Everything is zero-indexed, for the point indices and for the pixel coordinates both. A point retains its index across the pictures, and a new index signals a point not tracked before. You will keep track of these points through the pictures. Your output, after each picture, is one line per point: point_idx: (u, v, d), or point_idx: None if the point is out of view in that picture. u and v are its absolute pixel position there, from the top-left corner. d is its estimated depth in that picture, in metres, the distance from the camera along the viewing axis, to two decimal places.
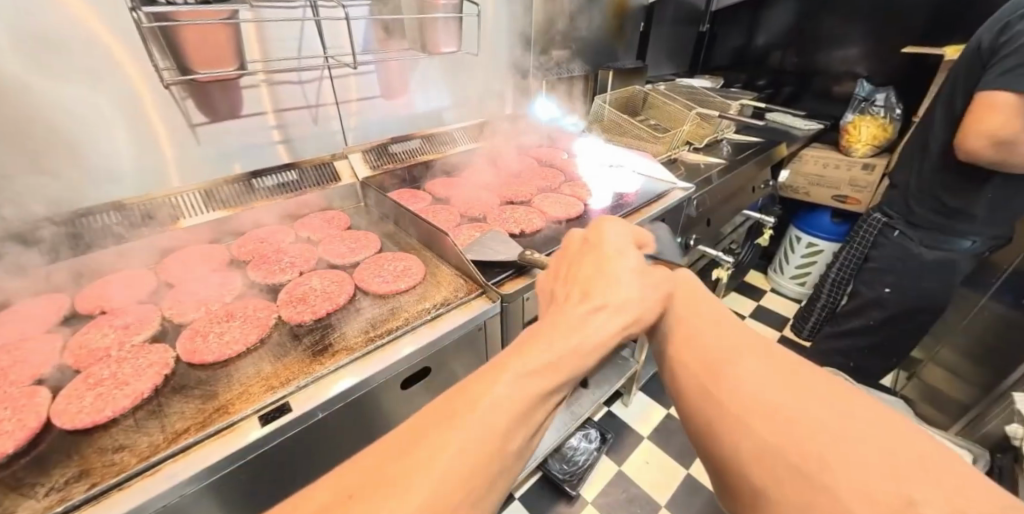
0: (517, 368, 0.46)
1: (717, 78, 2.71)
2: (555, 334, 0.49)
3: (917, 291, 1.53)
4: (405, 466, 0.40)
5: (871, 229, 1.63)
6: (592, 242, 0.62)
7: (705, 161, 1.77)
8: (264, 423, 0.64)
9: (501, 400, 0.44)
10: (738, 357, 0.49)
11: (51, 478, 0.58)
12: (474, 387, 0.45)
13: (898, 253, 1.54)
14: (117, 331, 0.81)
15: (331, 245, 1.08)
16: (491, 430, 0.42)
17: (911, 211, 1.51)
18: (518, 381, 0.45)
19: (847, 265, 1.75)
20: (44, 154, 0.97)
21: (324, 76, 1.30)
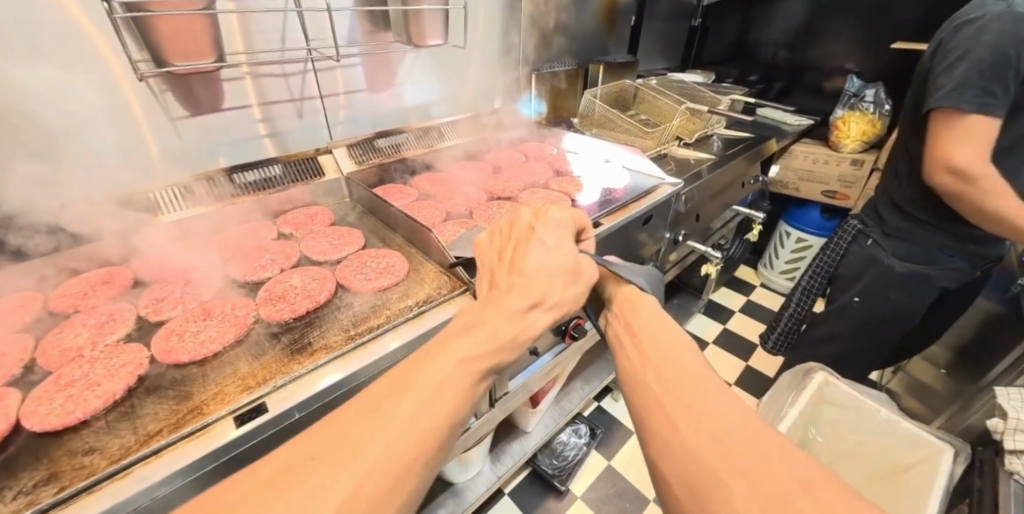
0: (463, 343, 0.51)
1: (709, 73, 2.70)
2: (499, 319, 0.54)
3: (881, 300, 1.50)
4: (362, 434, 0.45)
5: (847, 235, 1.59)
6: (538, 228, 0.64)
7: (695, 156, 1.76)
8: (240, 424, 0.63)
9: (447, 375, 0.48)
10: (733, 453, 0.44)
11: (19, 482, 0.57)
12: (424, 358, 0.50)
13: (866, 260, 1.51)
14: (90, 331, 0.80)
15: (313, 242, 1.07)
16: (437, 394, 0.47)
17: (884, 220, 1.48)
18: (464, 352, 0.50)
19: (819, 274, 1.68)
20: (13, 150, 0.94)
21: (307, 69, 1.27)
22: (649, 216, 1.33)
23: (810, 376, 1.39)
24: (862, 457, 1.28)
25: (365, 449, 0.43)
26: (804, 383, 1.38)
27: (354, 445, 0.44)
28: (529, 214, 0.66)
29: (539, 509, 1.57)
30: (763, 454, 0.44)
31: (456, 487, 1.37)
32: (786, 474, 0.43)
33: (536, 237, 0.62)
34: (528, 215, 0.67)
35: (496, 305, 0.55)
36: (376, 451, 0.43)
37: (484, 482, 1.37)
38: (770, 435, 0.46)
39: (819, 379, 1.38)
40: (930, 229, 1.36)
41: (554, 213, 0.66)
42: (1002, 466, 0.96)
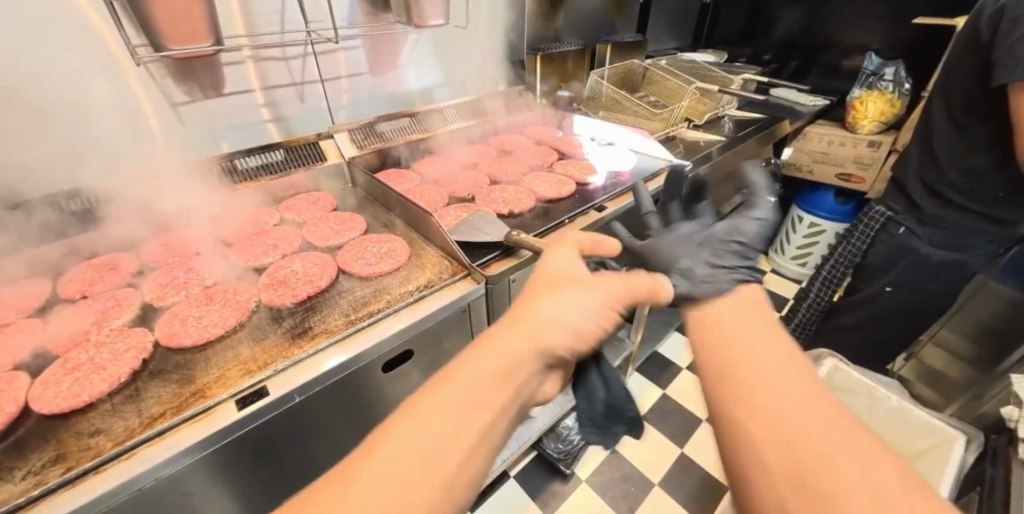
0: (452, 386, 0.48)
1: (721, 52, 2.62)
2: (486, 355, 0.51)
3: (917, 290, 1.47)
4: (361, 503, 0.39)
5: (874, 223, 1.53)
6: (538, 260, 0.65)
7: (705, 138, 1.72)
8: (241, 407, 0.63)
9: (439, 417, 0.46)
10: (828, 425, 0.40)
11: (28, 462, 0.58)
12: (413, 403, 0.48)
13: (897, 249, 1.47)
14: (97, 315, 0.81)
15: (315, 227, 1.06)
16: (425, 443, 0.44)
17: (917, 206, 1.42)
18: (451, 397, 0.47)
19: (842, 263, 1.64)
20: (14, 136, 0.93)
21: (307, 53, 1.25)
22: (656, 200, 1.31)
23: (819, 362, 1.38)
24: None
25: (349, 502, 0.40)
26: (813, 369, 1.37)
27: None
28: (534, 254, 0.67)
29: (544, 492, 1.59)
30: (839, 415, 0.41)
31: None
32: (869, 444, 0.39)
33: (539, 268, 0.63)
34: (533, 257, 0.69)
35: (487, 342, 0.53)
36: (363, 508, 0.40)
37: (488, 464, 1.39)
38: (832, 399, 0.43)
39: (828, 365, 1.37)
40: (970, 214, 1.31)
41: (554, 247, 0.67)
42: (1015, 455, 0.94)
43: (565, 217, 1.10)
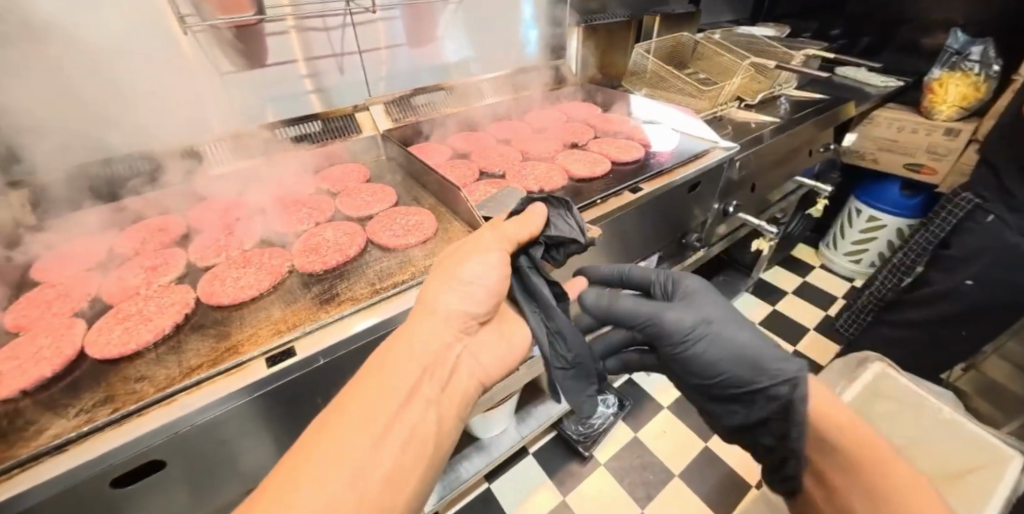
0: (389, 367, 0.56)
1: (782, 26, 2.41)
2: (411, 341, 0.60)
3: (1005, 285, 1.35)
4: (289, 481, 0.46)
5: (958, 210, 1.48)
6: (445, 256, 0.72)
7: (757, 120, 1.61)
8: (270, 365, 0.66)
9: (380, 394, 0.54)
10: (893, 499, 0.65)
11: (82, 401, 0.64)
12: (358, 385, 0.55)
13: (987, 239, 1.37)
14: (147, 272, 0.86)
15: (349, 197, 1.08)
16: (371, 414, 0.52)
17: (1011, 193, 1.36)
18: (390, 376, 0.55)
19: (917, 249, 1.65)
20: (76, 100, 0.99)
21: (346, 23, 1.25)
22: (696, 183, 1.24)
23: (864, 366, 1.31)
24: (922, 449, 1.14)
25: (324, 471, 0.47)
26: (857, 371, 1.30)
27: (291, 491, 0.45)
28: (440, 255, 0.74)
29: (561, 471, 1.60)
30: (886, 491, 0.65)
31: (481, 442, 1.42)
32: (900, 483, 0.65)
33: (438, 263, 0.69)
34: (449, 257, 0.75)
35: (407, 330, 0.61)
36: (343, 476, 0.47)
37: (506, 440, 1.41)
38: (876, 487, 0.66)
39: (874, 370, 1.29)
40: None
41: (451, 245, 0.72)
42: None
43: (597, 197, 1.06)
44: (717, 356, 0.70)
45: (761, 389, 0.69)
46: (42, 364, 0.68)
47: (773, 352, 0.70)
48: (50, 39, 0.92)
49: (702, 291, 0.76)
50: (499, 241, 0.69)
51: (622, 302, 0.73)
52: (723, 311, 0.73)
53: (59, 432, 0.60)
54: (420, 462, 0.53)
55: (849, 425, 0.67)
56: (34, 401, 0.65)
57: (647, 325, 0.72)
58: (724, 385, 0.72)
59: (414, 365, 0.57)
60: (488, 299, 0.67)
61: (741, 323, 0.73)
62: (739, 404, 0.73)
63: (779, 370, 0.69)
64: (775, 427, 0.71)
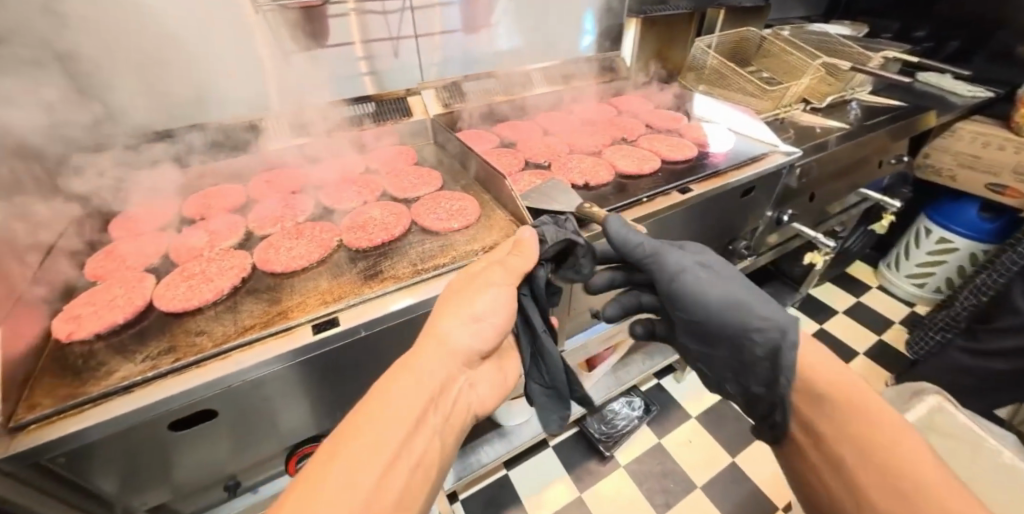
0: (402, 385, 0.55)
1: (860, 25, 2.24)
2: (422, 363, 0.58)
3: None
4: (304, 497, 0.43)
5: None
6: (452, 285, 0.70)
7: (822, 125, 1.51)
8: (316, 332, 0.70)
9: (394, 413, 0.52)
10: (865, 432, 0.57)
11: (149, 349, 0.70)
12: (371, 400, 0.53)
13: None
14: (210, 236, 0.93)
15: (396, 179, 1.11)
16: (385, 433, 0.50)
17: None
18: (403, 396, 0.54)
19: (1006, 269, 1.50)
20: (157, 73, 1.07)
21: (406, 8, 1.28)
22: (751, 188, 1.18)
23: (919, 397, 1.23)
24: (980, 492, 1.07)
25: (339, 490, 0.44)
26: (911, 402, 1.22)
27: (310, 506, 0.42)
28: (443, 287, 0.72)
29: (580, 468, 1.60)
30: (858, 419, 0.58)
31: (504, 429, 1.44)
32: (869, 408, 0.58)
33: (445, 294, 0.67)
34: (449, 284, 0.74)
35: (418, 351, 0.60)
36: (358, 493, 0.45)
37: (528, 431, 1.42)
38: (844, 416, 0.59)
39: (930, 404, 1.21)
40: None
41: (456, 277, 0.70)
42: None
43: (643, 194, 1.03)
44: (712, 295, 0.70)
45: (753, 334, 0.67)
46: (116, 312, 0.75)
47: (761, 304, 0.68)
48: (139, 15, 1.00)
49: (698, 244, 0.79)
50: (507, 275, 0.68)
51: (629, 235, 0.76)
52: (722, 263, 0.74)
53: (127, 375, 0.66)
54: (425, 490, 0.51)
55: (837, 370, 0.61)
56: (107, 344, 0.72)
57: (649, 256, 0.74)
58: (714, 330, 0.71)
59: (422, 388, 0.56)
60: (493, 335, 0.66)
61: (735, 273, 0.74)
62: (727, 352, 0.72)
63: (766, 318, 0.66)
64: (763, 372, 0.68)
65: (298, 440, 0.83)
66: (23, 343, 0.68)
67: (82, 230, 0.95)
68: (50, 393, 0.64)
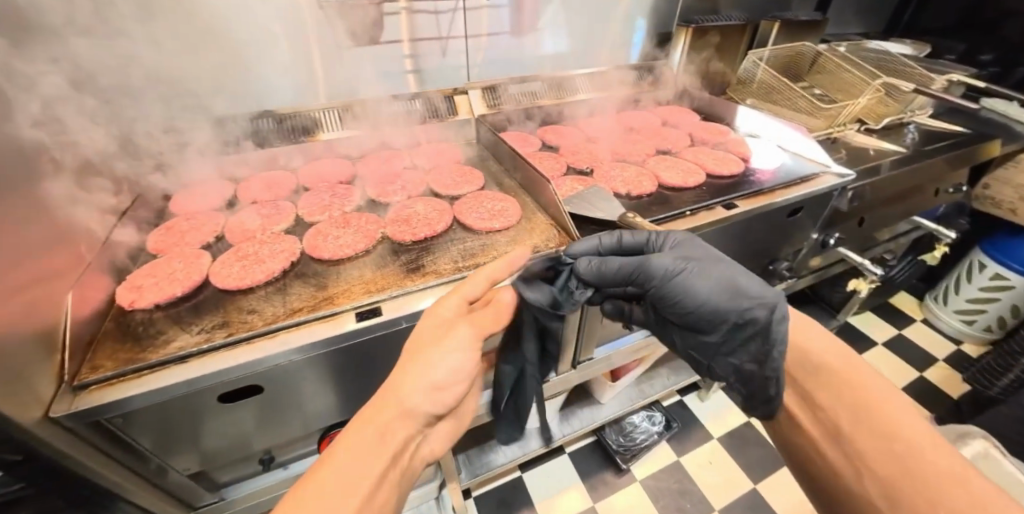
0: (357, 444, 0.51)
1: (923, 44, 2.13)
2: (379, 417, 0.53)
3: None
4: None
5: None
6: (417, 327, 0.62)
7: (877, 147, 1.46)
8: (359, 319, 0.72)
9: (347, 478, 0.48)
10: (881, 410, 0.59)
11: (204, 322, 0.74)
12: (328, 458, 0.49)
13: None
14: (263, 219, 0.97)
15: (439, 176, 1.13)
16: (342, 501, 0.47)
17: None
18: (358, 457, 0.50)
19: None
20: (219, 62, 1.13)
21: (458, 8, 1.30)
22: (798, 208, 1.14)
23: (964, 441, 1.16)
24: None
25: None
26: (953, 445, 1.15)
27: None
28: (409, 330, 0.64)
29: (596, 478, 1.59)
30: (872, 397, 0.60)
31: (523, 431, 1.44)
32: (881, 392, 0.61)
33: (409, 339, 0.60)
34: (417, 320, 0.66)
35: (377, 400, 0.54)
36: None
37: (539, 440, 1.41)
38: (858, 393, 0.61)
39: (976, 449, 1.14)
40: None
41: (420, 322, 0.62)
42: None
43: (687, 207, 1.02)
44: (699, 293, 0.68)
45: (746, 318, 0.66)
46: (175, 285, 0.79)
47: (749, 279, 0.68)
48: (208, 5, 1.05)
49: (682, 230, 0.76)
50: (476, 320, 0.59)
51: (606, 261, 0.73)
52: (708, 256, 0.71)
53: (182, 345, 0.70)
54: None
55: (844, 354, 0.65)
56: (165, 314, 0.76)
57: (635, 274, 0.71)
58: (710, 321, 0.69)
59: (380, 448, 0.51)
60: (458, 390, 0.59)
61: (722, 260, 0.71)
62: (721, 336, 0.70)
63: (756, 293, 0.66)
64: (757, 347, 0.67)
65: (332, 422, 0.85)
66: (89, 309, 0.73)
67: (145, 207, 1.01)
68: (111, 356, 0.69)
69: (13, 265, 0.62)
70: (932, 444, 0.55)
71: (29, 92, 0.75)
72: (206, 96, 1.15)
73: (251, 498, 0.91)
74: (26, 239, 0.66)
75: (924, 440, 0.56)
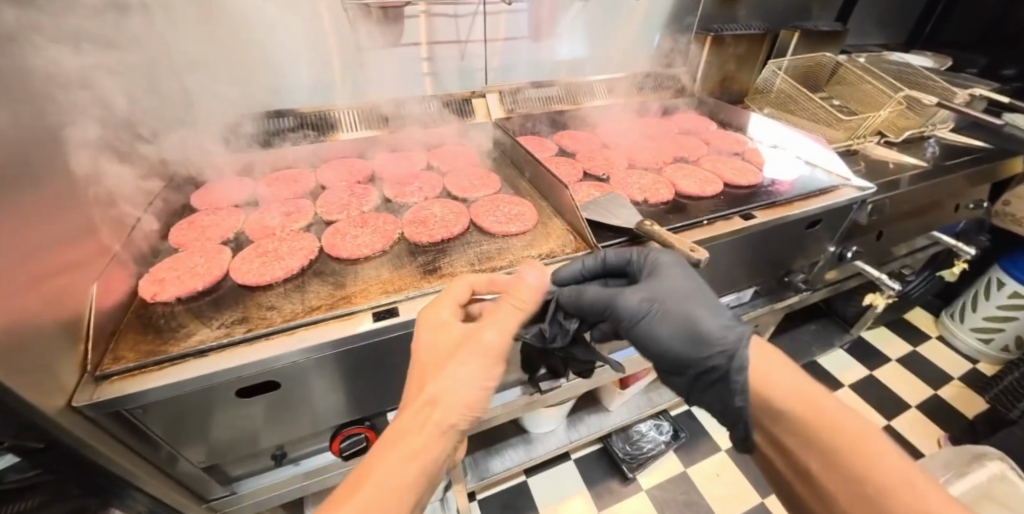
0: (388, 464, 0.51)
1: (945, 57, 2.10)
2: (413, 434, 0.53)
3: None
4: None
5: None
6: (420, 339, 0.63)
7: (897, 160, 1.44)
8: (376, 319, 0.73)
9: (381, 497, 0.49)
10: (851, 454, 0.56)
11: (224, 317, 0.75)
12: (359, 479, 0.50)
13: None
14: (282, 217, 0.98)
15: (456, 178, 1.13)
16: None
17: None
18: (391, 475, 0.51)
19: None
20: (242, 60, 1.14)
21: (478, 12, 1.31)
22: (817, 221, 1.13)
23: (980, 462, 1.13)
24: None
25: None
26: (969, 466, 1.13)
27: None
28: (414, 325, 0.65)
29: (601, 485, 1.57)
30: (838, 438, 0.58)
31: (529, 436, 1.44)
32: (846, 429, 0.58)
33: (423, 351, 0.61)
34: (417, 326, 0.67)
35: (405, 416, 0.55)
36: None
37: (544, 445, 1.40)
38: (826, 438, 0.58)
39: (992, 470, 1.11)
40: None
41: (428, 333, 0.62)
42: None
43: (704, 217, 1.01)
44: (660, 338, 0.71)
45: (706, 366, 0.68)
46: (196, 279, 0.81)
47: (719, 323, 0.69)
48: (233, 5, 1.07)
49: (667, 263, 0.75)
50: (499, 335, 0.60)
51: (581, 293, 0.76)
52: (682, 298, 0.71)
53: (202, 338, 0.71)
54: None
55: (801, 386, 0.62)
56: (186, 308, 0.77)
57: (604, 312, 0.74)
58: (676, 364, 0.72)
59: (413, 461, 0.52)
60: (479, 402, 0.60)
61: (698, 301, 0.70)
62: (687, 379, 0.72)
63: (719, 340, 0.67)
64: (720, 393, 0.68)
65: (344, 421, 0.85)
66: (112, 300, 0.74)
67: (168, 201, 1.03)
68: (132, 348, 0.70)
69: (41, 254, 0.63)
70: (905, 483, 0.53)
71: (59, 85, 0.76)
72: (229, 94, 1.17)
73: (261, 493, 0.92)
74: (54, 229, 0.67)
75: (897, 480, 0.54)
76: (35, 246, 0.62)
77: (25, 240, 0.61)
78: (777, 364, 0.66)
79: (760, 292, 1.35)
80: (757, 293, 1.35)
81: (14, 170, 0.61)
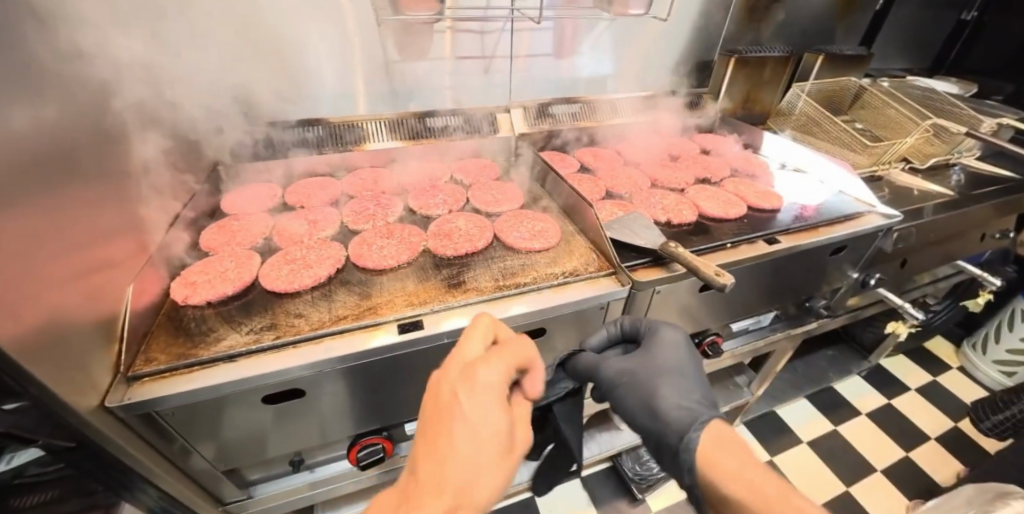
0: None
1: (971, 83, 2.08)
2: None
3: None
4: None
5: None
6: (465, 400, 0.52)
7: (922, 187, 1.42)
8: (401, 331, 0.74)
9: None
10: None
11: (253, 322, 0.77)
12: None
13: None
14: (310, 225, 1.00)
15: (479, 192, 1.15)
16: None
17: None
18: None
19: None
20: (274, 70, 1.17)
21: (504, 29, 1.33)
22: (841, 247, 1.13)
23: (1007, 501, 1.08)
24: None
25: None
26: (996, 504, 1.07)
27: None
28: (463, 379, 0.54)
29: (609, 505, 1.55)
30: (770, 500, 0.57)
31: None
32: (775, 491, 0.58)
33: (472, 428, 0.51)
34: (456, 371, 0.55)
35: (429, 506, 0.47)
36: None
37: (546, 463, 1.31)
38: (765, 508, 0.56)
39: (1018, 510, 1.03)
40: None
41: (488, 411, 0.52)
42: None
43: (728, 240, 1.01)
44: (627, 410, 0.73)
45: (663, 443, 0.69)
46: (226, 284, 0.83)
47: (682, 402, 0.70)
48: (267, 16, 1.10)
49: (665, 345, 0.74)
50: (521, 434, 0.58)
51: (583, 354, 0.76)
52: (661, 377, 0.72)
53: (231, 344, 0.72)
54: None
55: (737, 457, 0.62)
56: (216, 312, 0.79)
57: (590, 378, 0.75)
58: (640, 430, 0.73)
59: None
60: None
61: (672, 379, 0.71)
62: (652, 447, 0.72)
63: (677, 418, 0.69)
64: (672, 466, 0.68)
65: (363, 430, 0.86)
66: (146, 301, 0.76)
67: (200, 204, 1.06)
68: (163, 349, 0.71)
69: (84, 253, 0.66)
70: None
71: (103, 90, 0.79)
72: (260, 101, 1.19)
73: (275, 499, 0.92)
74: (97, 229, 0.70)
75: None
76: (78, 244, 0.64)
77: (68, 239, 0.63)
78: (732, 449, 0.63)
79: (781, 316, 1.33)
80: (777, 317, 1.33)
81: (64, 171, 0.64)
